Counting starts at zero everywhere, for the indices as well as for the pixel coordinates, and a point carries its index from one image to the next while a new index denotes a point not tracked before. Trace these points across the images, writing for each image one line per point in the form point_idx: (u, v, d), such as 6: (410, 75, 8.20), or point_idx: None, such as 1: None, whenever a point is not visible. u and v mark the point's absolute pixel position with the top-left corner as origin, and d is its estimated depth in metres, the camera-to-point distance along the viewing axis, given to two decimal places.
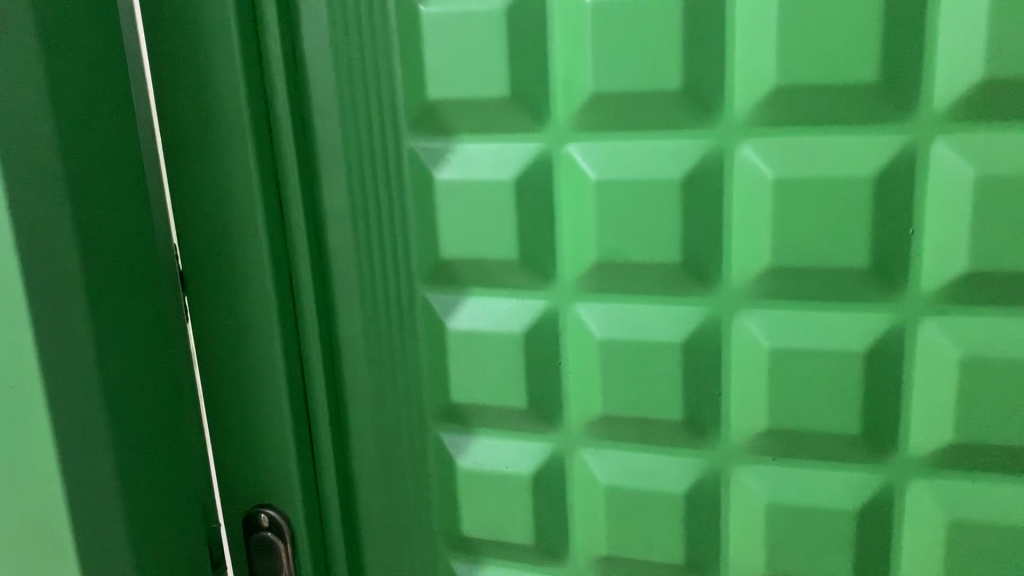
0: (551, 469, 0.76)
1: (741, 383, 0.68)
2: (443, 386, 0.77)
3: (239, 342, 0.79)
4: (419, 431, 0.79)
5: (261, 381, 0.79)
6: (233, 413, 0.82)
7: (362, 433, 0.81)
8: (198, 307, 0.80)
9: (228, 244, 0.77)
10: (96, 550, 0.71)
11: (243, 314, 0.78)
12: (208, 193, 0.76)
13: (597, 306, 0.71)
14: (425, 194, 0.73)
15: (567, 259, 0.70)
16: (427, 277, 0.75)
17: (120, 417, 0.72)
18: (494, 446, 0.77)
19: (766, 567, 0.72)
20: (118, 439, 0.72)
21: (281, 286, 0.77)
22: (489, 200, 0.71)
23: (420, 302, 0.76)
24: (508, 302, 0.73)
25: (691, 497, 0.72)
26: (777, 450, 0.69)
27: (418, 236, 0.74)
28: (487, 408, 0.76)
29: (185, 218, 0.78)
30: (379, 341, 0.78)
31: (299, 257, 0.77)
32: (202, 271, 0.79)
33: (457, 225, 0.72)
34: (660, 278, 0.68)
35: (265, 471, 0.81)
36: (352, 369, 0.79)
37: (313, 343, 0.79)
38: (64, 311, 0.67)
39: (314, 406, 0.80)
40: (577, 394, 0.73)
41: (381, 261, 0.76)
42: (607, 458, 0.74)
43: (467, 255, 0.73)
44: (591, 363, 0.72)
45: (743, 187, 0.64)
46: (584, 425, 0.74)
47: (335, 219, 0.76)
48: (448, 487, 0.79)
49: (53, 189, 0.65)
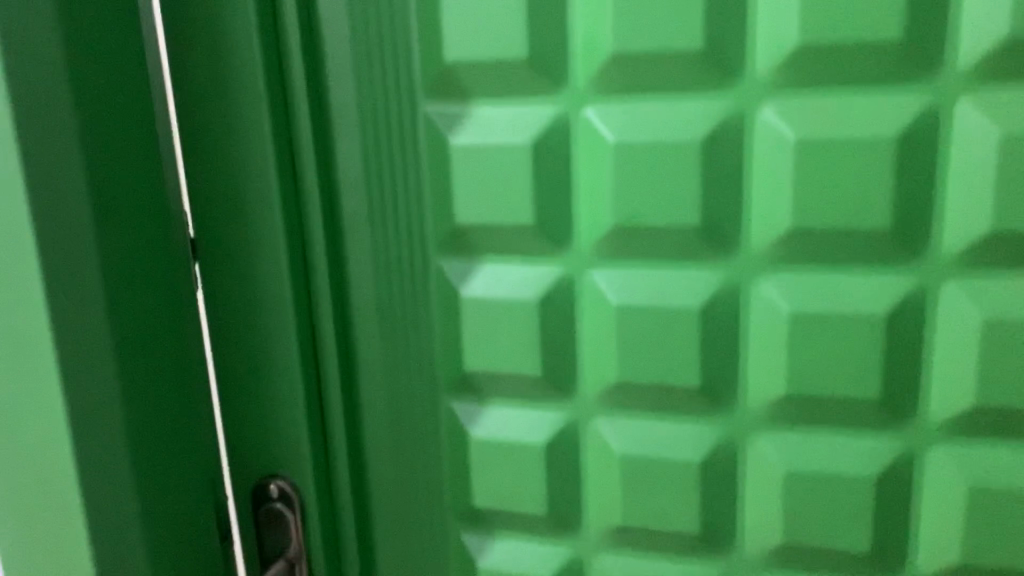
0: (566, 439, 0.75)
1: (760, 349, 0.68)
2: (456, 355, 0.76)
3: (251, 309, 0.78)
4: (430, 402, 0.78)
5: (273, 348, 0.78)
6: (243, 383, 0.80)
7: (372, 404, 0.79)
8: (210, 276, 0.79)
9: (242, 209, 0.76)
10: (107, 517, 0.70)
11: (254, 281, 0.77)
12: (221, 157, 0.76)
13: (614, 273, 0.70)
14: (439, 159, 0.72)
15: (583, 225, 0.69)
16: (441, 244, 0.74)
17: (131, 382, 0.71)
18: (507, 416, 0.77)
19: (784, 537, 0.71)
20: (129, 404, 0.71)
21: (294, 252, 0.76)
22: (505, 165, 0.70)
23: (433, 271, 0.75)
24: (522, 269, 0.72)
25: (708, 467, 0.71)
26: (796, 417, 0.68)
27: (432, 204, 0.73)
28: (501, 377, 0.76)
29: (196, 184, 0.77)
30: (391, 310, 0.77)
31: (313, 223, 0.76)
32: (214, 238, 0.78)
33: (471, 191, 0.71)
34: (678, 244, 0.67)
35: (275, 441, 0.80)
36: (364, 340, 0.78)
37: (326, 311, 0.78)
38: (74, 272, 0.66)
39: (326, 376, 0.79)
40: (592, 363, 0.73)
41: (395, 228, 0.75)
42: (623, 428, 0.73)
43: (482, 222, 0.72)
44: (608, 331, 0.71)
45: (765, 151, 0.64)
46: (599, 393, 0.73)
47: (348, 185, 0.75)
48: (459, 458, 0.78)
49: (65, 147, 0.65)
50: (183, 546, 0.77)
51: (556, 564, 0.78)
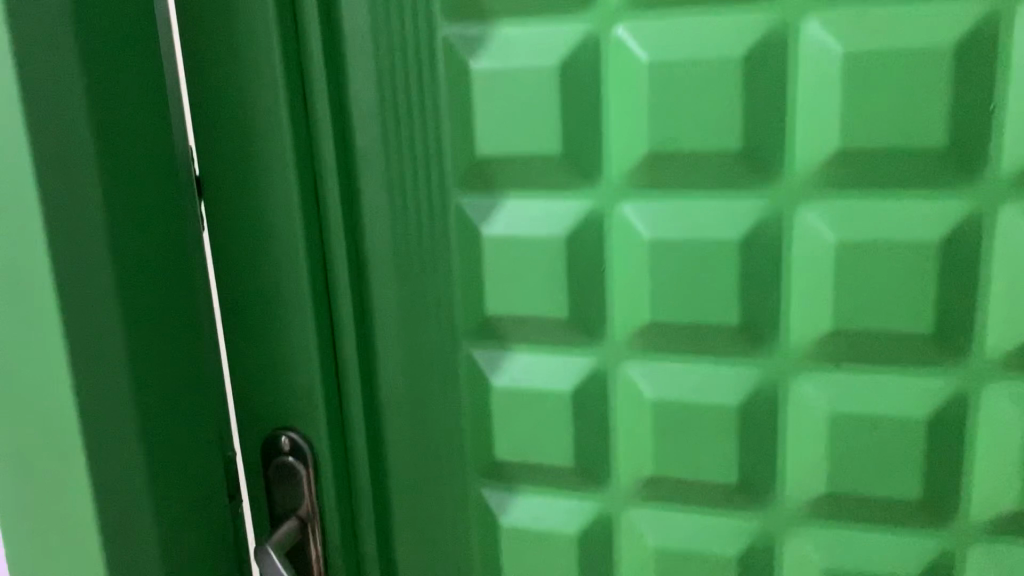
0: (594, 385, 0.71)
1: (803, 282, 0.64)
2: (477, 298, 0.72)
3: (260, 251, 0.73)
4: (450, 349, 0.74)
5: (283, 292, 0.73)
6: (252, 332, 0.76)
7: (389, 352, 0.75)
8: (218, 217, 0.75)
9: (251, 144, 0.71)
10: (112, 469, 0.65)
11: (263, 222, 0.73)
12: (228, 89, 0.71)
13: (646, 206, 0.65)
14: (459, 86, 0.68)
15: (614, 153, 0.65)
16: (460, 179, 0.70)
17: (137, 326, 0.67)
18: (530, 363, 0.72)
19: (828, 485, 0.67)
20: (134, 350, 0.66)
21: (306, 190, 0.72)
22: (530, 89, 0.66)
23: (452, 209, 0.71)
24: (548, 204, 0.68)
25: (747, 412, 0.67)
26: (841, 355, 0.64)
27: (451, 136, 0.69)
28: (524, 321, 0.71)
29: (201, 119, 0.73)
30: (407, 250, 0.73)
31: (326, 159, 0.72)
32: (223, 176, 0.73)
33: (494, 119, 0.67)
34: (717, 171, 0.63)
35: (286, 393, 0.76)
36: (379, 283, 0.74)
37: (340, 253, 0.73)
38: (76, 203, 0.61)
39: (340, 323, 0.75)
40: (622, 303, 0.68)
41: (412, 163, 0.71)
42: (654, 373, 0.69)
43: (504, 153, 0.68)
44: (640, 268, 0.67)
45: (811, 66, 0.60)
46: (630, 337, 0.69)
47: (362, 117, 0.71)
48: (480, 409, 0.74)
49: (66, 68, 0.60)
50: (189, 504, 0.73)
51: (584, 519, 0.74)
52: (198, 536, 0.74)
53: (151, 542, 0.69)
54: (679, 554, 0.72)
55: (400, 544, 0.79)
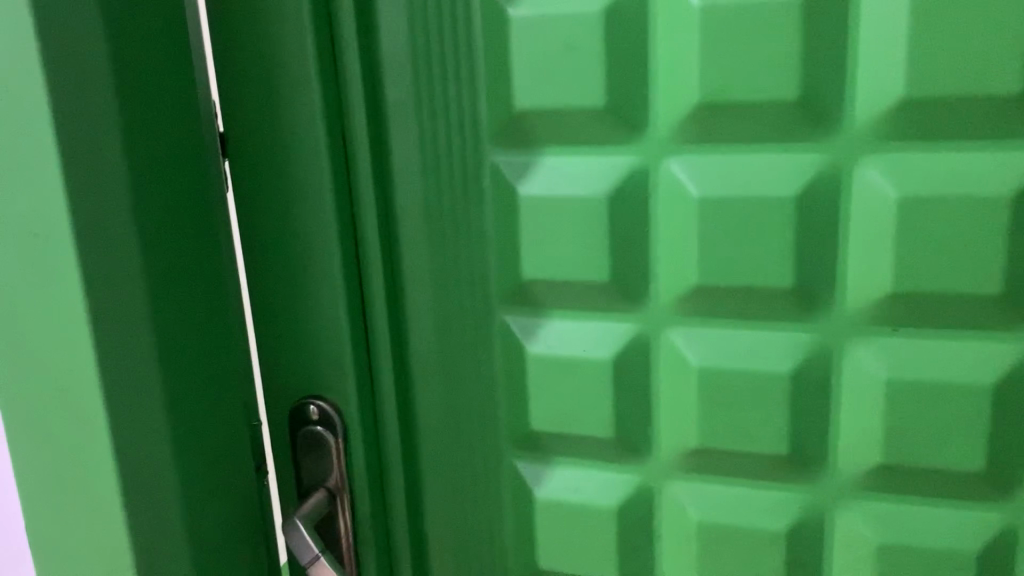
0: (635, 353, 0.68)
1: (862, 240, 0.60)
2: (513, 261, 0.69)
3: (287, 213, 0.70)
4: (483, 315, 0.71)
5: (312, 256, 0.70)
6: (278, 299, 0.73)
7: (421, 317, 0.72)
8: (243, 177, 0.71)
9: (277, 99, 0.67)
10: (134, 440, 0.62)
11: (290, 183, 0.69)
12: (251, 43, 0.67)
13: (694, 161, 0.62)
14: (495, 35, 0.64)
15: (661, 105, 0.61)
16: (495, 134, 0.66)
17: (158, 299, 0.63)
18: (567, 330, 0.69)
19: (883, 456, 0.64)
20: (154, 324, 0.63)
21: (335, 149, 0.68)
22: (571, 39, 0.62)
23: (487, 166, 0.67)
24: (589, 161, 0.65)
25: (799, 379, 0.64)
26: (901, 318, 0.61)
27: (487, 88, 0.65)
28: (562, 285, 0.68)
29: (225, 73, 0.69)
30: (440, 212, 0.69)
31: (354, 117, 0.68)
32: (247, 134, 0.69)
33: (532, 71, 0.64)
34: (771, 123, 0.59)
35: (314, 361, 0.73)
36: (411, 247, 0.71)
37: (370, 214, 0.70)
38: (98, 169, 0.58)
39: (371, 288, 0.72)
40: (667, 266, 0.65)
41: (445, 119, 0.67)
42: (701, 339, 0.65)
43: (543, 107, 0.64)
44: (686, 228, 0.63)
45: (874, 9, 0.56)
46: (675, 301, 0.65)
47: (393, 70, 0.67)
48: (516, 377, 0.71)
49: (88, 24, 0.56)
50: (213, 474, 0.70)
51: (623, 492, 0.71)
52: (222, 509, 0.71)
53: (174, 519, 0.66)
54: (723, 528, 0.69)
55: (431, 517, 0.77)
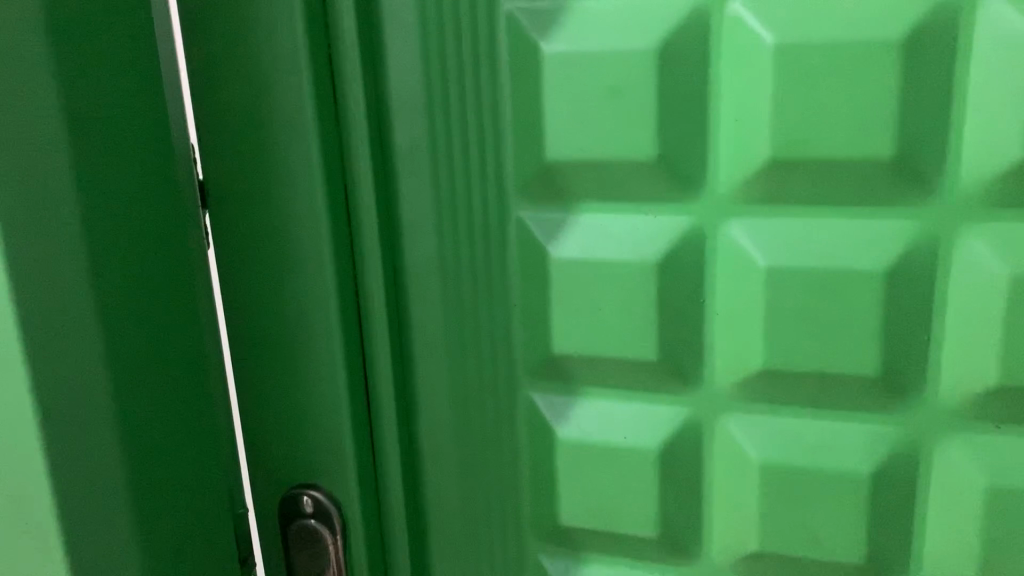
0: (685, 441, 0.58)
1: (963, 322, 0.51)
2: (541, 333, 0.59)
3: (279, 276, 0.60)
4: (505, 392, 0.61)
5: (307, 325, 0.60)
6: (267, 373, 0.63)
7: (432, 394, 0.62)
8: (229, 233, 0.61)
9: (268, 145, 0.57)
10: (98, 558, 0.52)
11: (284, 241, 0.59)
12: (237, 79, 0.57)
13: (761, 225, 0.52)
14: (525, 74, 0.54)
15: (724, 159, 0.52)
16: (524, 187, 0.56)
17: (131, 376, 0.53)
18: (603, 413, 0.59)
19: (979, 570, 0.54)
20: (128, 407, 0.53)
21: (336, 204, 0.58)
22: (616, 79, 0.52)
23: (514, 224, 0.57)
24: (635, 220, 0.55)
25: (880, 479, 0.54)
26: (1006, 414, 0.51)
27: (515, 134, 0.55)
28: (600, 361, 0.58)
29: (205, 113, 0.58)
30: (456, 274, 0.59)
31: (358, 166, 0.58)
32: (233, 184, 0.59)
33: (567, 116, 0.54)
34: (857, 182, 0.50)
35: (308, 445, 0.63)
36: (422, 316, 0.61)
37: (375, 277, 0.60)
38: (51, 226, 0.47)
39: (374, 363, 0.61)
40: (726, 344, 0.55)
41: (463, 168, 0.57)
42: (761, 429, 0.56)
43: (581, 157, 0.54)
44: (750, 301, 0.54)
45: (987, 53, 0.46)
46: (734, 385, 0.56)
47: (404, 110, 0.57)
48: (542, 463, 0.62)
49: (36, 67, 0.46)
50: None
51: None
52: None
53: None
54: None
55: None
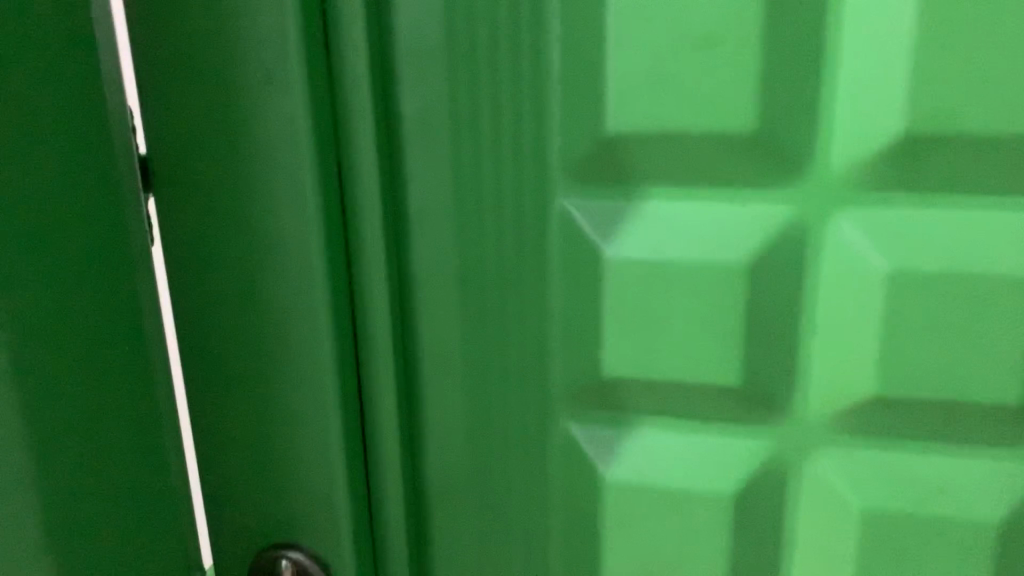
0: (766, 481, 0.47)
1: None
2: (587, 352, 0.47)
3: (252, 282, 0.46)
4: (537, 425, 0.49)
5: (290, 345, 0.47)
6: (232, 405, 0.49)
7: (443, 428, 0.49)
8: (184, 227, 0.46)
9: (237, 110, 0.43)
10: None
11: (260, 241, 0.45)
12: (193, 23, 0.42)
13: (884, 220, 0.42)
14: (584, 19, 0.41)
15: (842, 134, 0.41)
16: (575, 168, 0.44)
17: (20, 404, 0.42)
18: (663, 450, 0.48)
19: None
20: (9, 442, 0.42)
21: (329, 191, 0.44)
22: (705, 25, 0.40)
23: (560, 215, 0.45)
24: (719, 212, 0.43)
25: (1008, 526, 0.45)
26: None
27: (565, 99, 0.43)
28: (663, 387, 0.46)
29: (151, 69, 0.44)
30: (480, 278, 0.46)
31: (355, 143, 0.44)
32: (187, 161, 0.45)
33: (636, 74, 0.42)
34: (1013, 164, 0.40)
35: (288, 494, 0.50)
36: (434, 330, 0.48)
37: (377, 283, 0.46)
38: None
39: (374, 391, 0.48)
40: (827, 366, 0.44)
41: (494, 143, 0.44)
42: (864, 467, 0.46)
43: (653, 131, 0.42)
44: (862, 315, 0.43)
45: None
46: (833, 414, 0.45)
47: (417, 67, 0.43)
48: (583, 510, 0.50)
49: None
50: None
51: None
52: None
53: None
54: None
55: None
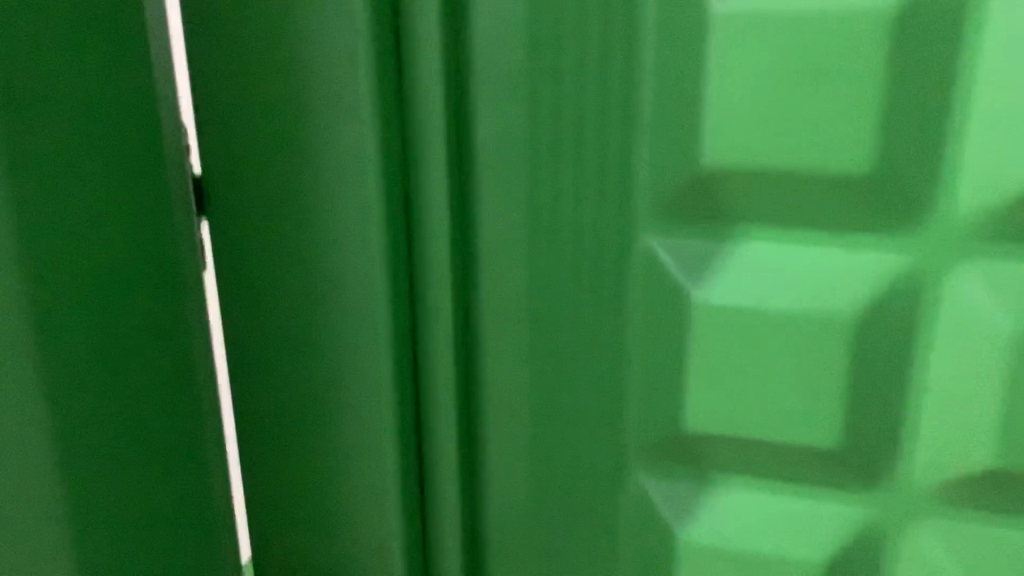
0: (858, 552, 0.43)
1: None
2: (665, 403, 0.43)
3: (313, 311, 0.43)
4: (607, 477, 0.45)
5: (348, 380, 0.44)
6: (284, 435, 0.46)
7: (505, 474, 0.46)
8: (241, 252, 0.44)
9: (303, 133, 0.40)
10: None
11: (321, 270, 0.42)
12: (257, 31, 0.40)
13: (1012, 277, 0.37)
14: (680, 43, 0.38)
15: (969, 180, 0.36)
16: (663, 205, 0.40)
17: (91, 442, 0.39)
18: (745, 512, 0.44)
19: None
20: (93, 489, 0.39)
21: (394, 218, 0.41)
22: (817, 54, 0.36)
23: (643, 255, 0.41)
24: (822, 260, 0.39)
25: None
26: None
27: (655, 130, 0.39)
28: (748, 444, 0.42)
29: (211, 82, 0.41)
30: (551, 318, 0.43)
31: (425, 166, 0.41)
32: (247, 183, 0.42)
33: (737, 106, 0.37)
34: None
35: (338, 536, 0.47)
36: (499, 371, 0.44)
37: (440, 319, 0.43)
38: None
39: (432, 431, 0.45)
40: (936, 433, 0.40)
41: (573, 175, 0.40)
42: (971, 544, 0.41)
43: (753, 168, 0.38)
44: (980, 379, 0.39)
45: None
46: (938, 484, 0.41)
47: (494, 91, 0.40)
48: (653, 569, 0.46)
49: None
50: None
51: None
52: None
53: None
54: None
55: None
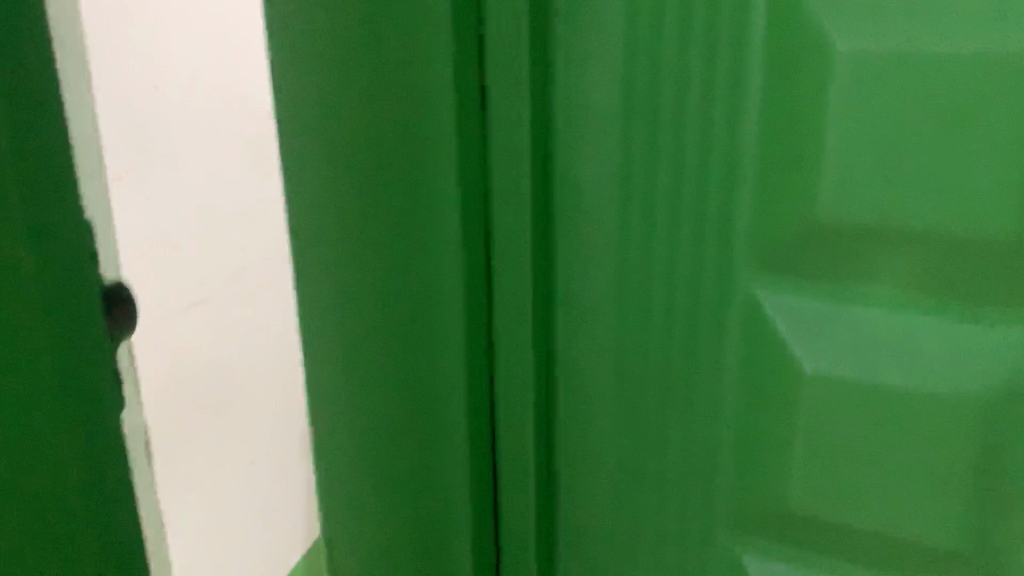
0: None
1: None
2: (762, 479, 0.39)
3: (429, 389, 0.39)
4: (696, 545, 0.42)
5: (458, 458, 0.40)
6: (342, 490, 0.43)
7: (588, 530, 0.44)
8: (353, 318, 0.39)
9: (431, 196, 0.36)
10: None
11: (436, 342, 0.38)
12: (313, 54, 0.35)
13: None
14: (791, 103, 0.33)
15: None
16: (768, 274, 0.36)
17: None
18: None
19: None
20: None
21: (475, 281, 0.38)
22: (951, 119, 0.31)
23: (745, 324, 0.37)
24: (952, 341, 0.34)
25: None
26: None
27: (761, 196, 0.35)
28: (852, 532, 0.38)
29: (306, 133, 0.36)
30: (641, 383, 0.40)
31: (508, 223, 0.38)
32: (361, 245, 0.38)
33: (856, 172, 0.33)
34: None
35: None
36: (586, 428, 0.42)
37: (521, 383, 0.40)
38: None
39: (511, 493, 0.43)
40: None
41: (672, 237, 0.37)
42: None
43: (874, 242, 0.34)
44: None
45: None
46: None
47: (588, 145, 0.37)
48: None
49: None
50: None
51: None
52: None
53: None
54: None
55: None
